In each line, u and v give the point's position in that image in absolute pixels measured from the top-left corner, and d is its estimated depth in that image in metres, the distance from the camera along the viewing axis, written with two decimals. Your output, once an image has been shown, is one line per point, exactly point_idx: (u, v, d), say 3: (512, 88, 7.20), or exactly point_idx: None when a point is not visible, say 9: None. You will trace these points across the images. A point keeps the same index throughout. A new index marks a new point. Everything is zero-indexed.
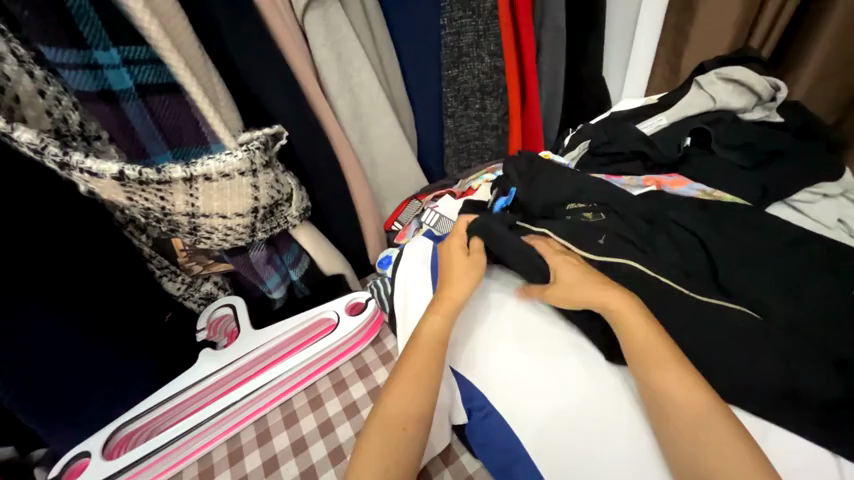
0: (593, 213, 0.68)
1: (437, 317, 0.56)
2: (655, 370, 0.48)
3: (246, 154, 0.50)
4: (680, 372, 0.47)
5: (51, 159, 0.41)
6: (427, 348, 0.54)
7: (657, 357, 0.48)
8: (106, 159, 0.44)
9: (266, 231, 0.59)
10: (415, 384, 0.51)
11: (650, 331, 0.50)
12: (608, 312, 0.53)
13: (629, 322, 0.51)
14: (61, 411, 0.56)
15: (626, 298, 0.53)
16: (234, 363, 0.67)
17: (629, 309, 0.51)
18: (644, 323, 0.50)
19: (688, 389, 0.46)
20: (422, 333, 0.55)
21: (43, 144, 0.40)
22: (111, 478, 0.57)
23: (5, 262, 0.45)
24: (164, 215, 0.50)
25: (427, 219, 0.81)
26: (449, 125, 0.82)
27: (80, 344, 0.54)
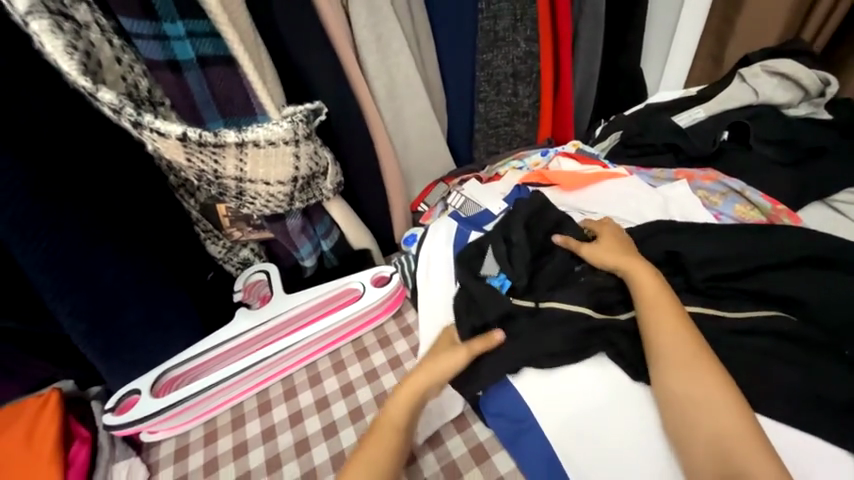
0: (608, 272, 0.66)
1: (400, 404, 0.59)
2: (678, 354, 0.54)
3: (291, 126, 0.54)
4: (681, 332, 0.55)
5: (127, 118, 0.46)
6: (384, 430, 0.57)
7: (680, 341, 0.55)
8: (172, 121, 0.49)
9: (303, 201, 0.63)
10: (381, 447, 0.55)
11: (669, 306, 0.57)
12: (633, 285, 0.61)
13: (648, 297, 0.59)
14: (120, 348, 0.63)
15: (654, 280, 0.60)
16: (266, 323, 0.72)
17: (653, 287, 0.59)
18: (664, 298, 0.58)
19: (705, 374, 0.52)
20: (388, 413, 0.58)
21: (121, 104, 0.45)
22: (159, 412, 0.64)
23: (82, 209, 0.51)
24: (216, 179, 0.55)
25: (453, 201, 0.83)
26: (481, 110, 0.84)
27: (134, 291, 0.60)
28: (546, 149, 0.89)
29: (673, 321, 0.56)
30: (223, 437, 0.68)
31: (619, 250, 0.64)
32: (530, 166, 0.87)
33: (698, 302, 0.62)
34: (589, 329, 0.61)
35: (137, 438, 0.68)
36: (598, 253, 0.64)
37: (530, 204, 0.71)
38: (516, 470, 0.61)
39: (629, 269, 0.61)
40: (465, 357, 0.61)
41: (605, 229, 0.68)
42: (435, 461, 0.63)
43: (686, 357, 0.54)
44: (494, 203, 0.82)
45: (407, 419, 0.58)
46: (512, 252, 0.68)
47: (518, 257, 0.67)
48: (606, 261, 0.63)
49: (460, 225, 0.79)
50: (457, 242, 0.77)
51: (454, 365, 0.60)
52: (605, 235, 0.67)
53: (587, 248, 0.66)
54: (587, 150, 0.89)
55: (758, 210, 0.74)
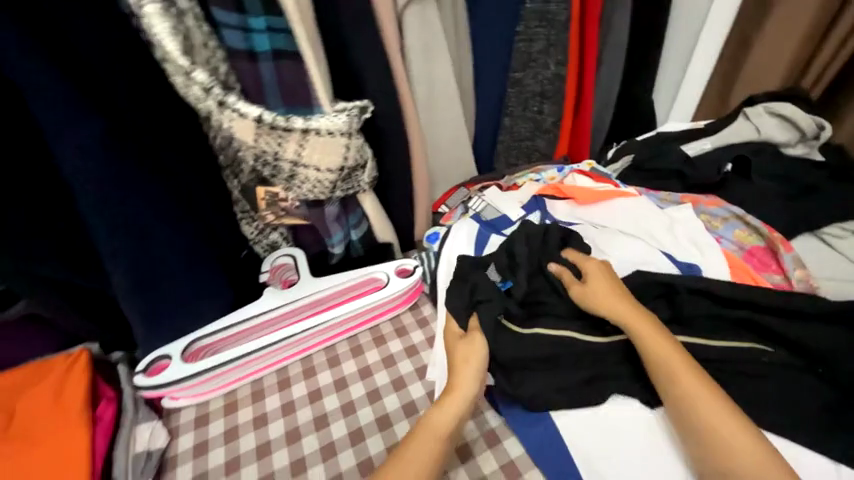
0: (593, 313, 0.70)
1: (451, 413, 0.58)
2: (701, 406, 0.55)
3: (348, 119, 0.59)
4: (698, 383, 0.56)
5: (214, 97, 0.52)
6: (430, 437, 0.55)
7: (698, 392, 0.55)
8: (251, 104, 0.56)
9: (343, 190, 0.68)
10: (423, 453, 0.54)
11: (679, 356, 0.58)
12: (636, 336, 0.62)
13: (657, 349, 0.59)
14: (157, 313, 0.66)
15: (655, 330, 0.61)
16: (293, 303, 0.75)
17: (657, 338, 0.60)
18: (671, 348, 0.59)
19: (733, 422, 0.53)
20: (431, 422, 0.57)
21: (211, 86, 0.52)
22: (187, 378, 0.67)
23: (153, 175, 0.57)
24: (274, 160, 0.60)
25: (474, 205, 0.90)
26: (506, 123, 0.91)
27: (179, 260, 0.64)
28: (562, 166, 0.96)
29: (686, 372, 0.57)
30: (244, 408, 0.71)
31: (608, 295, 0.66)
32: (546, 179, 0.95)
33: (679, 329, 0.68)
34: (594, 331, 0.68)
35: (159, 403, 0.71)
36: (595, 298, 0.66)
37: (536, 231, 0.76)
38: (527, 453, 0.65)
39: (626, 322, 0.63)
40: (482, 340, 0.64)
41: (597, 272, 0.70)
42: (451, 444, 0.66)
43: (710, 409, 0.54)
44: (513, 210, 0.89)
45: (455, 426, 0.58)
46: (514, 263, 0.74)
47: (520, 268, 0.73)
48: (602, 310, 0.65)
49: (481, 227, 0.84)
50: (478, 243, 0.82)
51: (479, 353, 0.63)
52: (593, 272, 0.69)
53: (578, 292, 0.68)
54: (600, 170, 0.97)
55: (751, 239, 0.81)
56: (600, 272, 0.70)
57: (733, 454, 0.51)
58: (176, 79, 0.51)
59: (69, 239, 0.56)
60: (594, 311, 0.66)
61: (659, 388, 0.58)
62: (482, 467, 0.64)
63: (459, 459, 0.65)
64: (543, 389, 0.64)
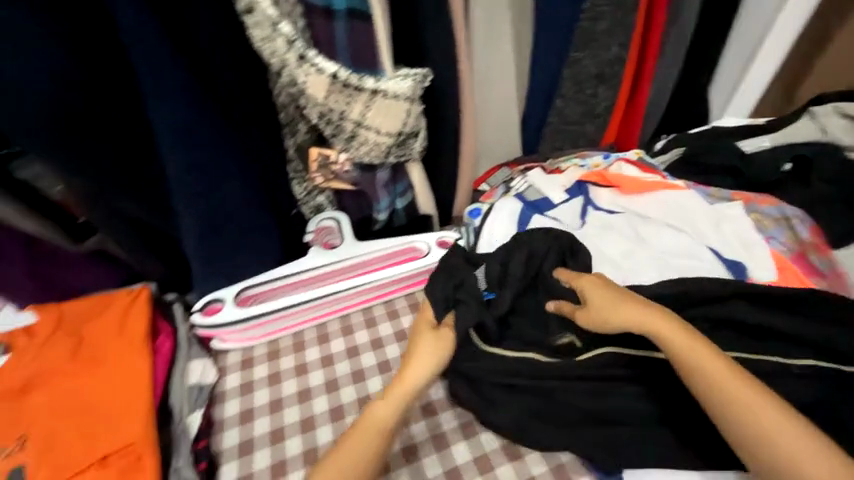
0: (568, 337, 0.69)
1: (388, 407, 0.57)
2: (752, 413, 0.53)
3: (414, 83, 0.61)
4: (744, 388, 0.55)
5: (296, 50, 0.55)
6: (369, 431, 0.56)
7: (744, 398, 0.54)
8: (328, 61, 0.58)
9: (396, 157, 0.69)
10: (358, 444, 0.55)
11: (719, 362, 0.56)
12: (669, 345, 0.58)
13: (700, 358, 0.56)
14: (214, 260, 0.69)
15: (686, 336, 0.58)
16: (337, 263, 0.78)
17: (695, 346, 0.57)
18: (711, 354, 0.57)
19: (786, 424, 0.52)
20: (372, 415, 0.57)
21: (295, 38, 0.55)
22: (240, 321, 0.72)
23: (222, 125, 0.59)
24: (338, 119, 0.62)
25: (516, 186, 0.90)
26: (558, 104, 0.88)
27: (237, 211, 0.67)
28: (608, 153, 0.94)
29: (731, 377, 0.55)
30: (286, 356, 0.75)
31: (619, 305, 0.61)
32: (591, 166, 0.92)
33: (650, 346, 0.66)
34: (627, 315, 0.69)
35: (208, 343, 0.75)
36: (604, 313, 0.61)
37: (539, 247, 0.73)
38: (501, 448, 0.67)
39: (647, 327, 0.59)
40: (446, 339, 0.61)
41: (600, 283, 0.64)
42: (426, 429, 0.69)
43: (763, 414, 0.53)
44: (556, 193, 0.88)
45: (395, 420, 0.57)
46: (506, 276, 0.71)
47: (510, 284, 0.70)
48: (617, 322, 0.60)
49: (524, 207, 0.85)
50: (520, 221, 0.83)
51: (437, 350, 0.60)
52: (590, 289, 0.63)
53: (582, 309, 0.64)
54: (647, 161, 0.95)
55: (796, 237, 0.80)
56: (603, 281, 0.65)
57: (796, 461, 0.51)
58: (256, 31, 0.54)
59: (142, 180, 0.59)
60: (603, 328, 0.62)
61: (706, 399, 0.56)
62: (456, 457, 0.67)
63: (433, 448, 0.68)
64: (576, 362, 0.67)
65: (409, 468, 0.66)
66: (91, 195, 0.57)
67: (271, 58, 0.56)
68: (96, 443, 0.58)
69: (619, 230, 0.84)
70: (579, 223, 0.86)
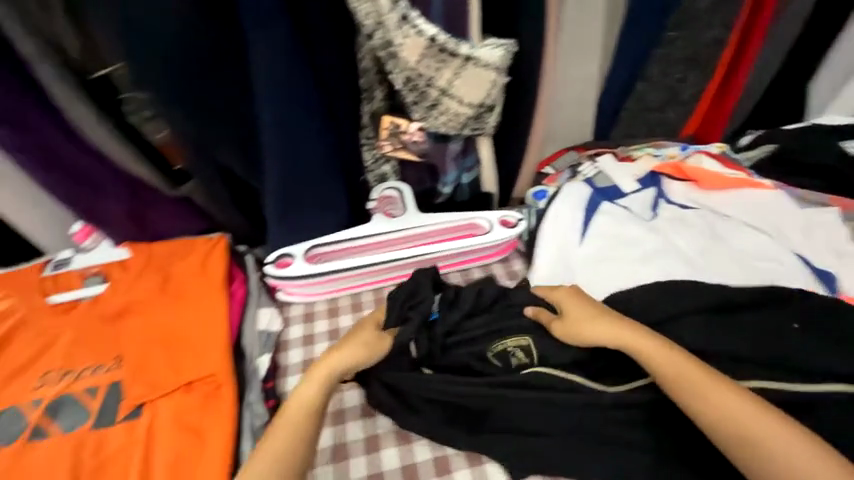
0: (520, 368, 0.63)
1: (313, 385, 0.56)
2: (746, 430, 0.49)
3: (504, 54, 0.60)
4: (734, 403, 0.50)
5: (399, 10, 0.55)
6: (298, 417, 0.54)
7: (733, 413, 0.50)
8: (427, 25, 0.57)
9: (470, 131, 0.68)
10: (288, 424, 0.53)
11: (702, 375, 0.53)
12: (648, 359, 0.55)
13: (681, 371, 0.53)
14: (283, 220, 0.71)
15: (665, 347, 0.55)
16: (400, 232, 0.80)
17: (671, 357, 0.54)
18: (690, 366, 0.53)
19: (791, 445, 0.47)
20: (300, 397, 0.55)
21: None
22: (305, 276, 0.74)
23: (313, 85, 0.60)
24: (424, 86, 0.61)
25: (585, 171, 0.87)
26: (639, 88, 0.83)
27: (312, 175, 0.67)
28: (686, 145, 0.89)
29: (715, 390, 0.51)
30: (344, 315, 0.78)
31: (587, 317, 0.60)
32: (666, 156, 0.88)
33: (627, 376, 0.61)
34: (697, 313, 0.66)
35: (274, 293, 0.80)
36: (577, 329, 0.59)
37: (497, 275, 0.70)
38: (431, 459, 0.62)
39: (622, 342, 0.57)
40: (385, 342, 0.61)
41: (570, 297, 0.62)
42: (362, 430, 0.65)
43: (758, 431, 0.49)
44: (627, 182, 0.85)
45: (321, 399, 0.55)
46: (459, 297, 0.67)
47: (460, 305, 0.66)
48: (590, 336, 0.58)
49: (594, 193, 0.82)
50: (588, 208, 0.80)
51: (370, 348, 0.59)
52: (566, 300, 0.62)
53: (555, 323, 0.62)
54: (731, 156, 0.89)
55: None
56: (573, 295, 0.63)
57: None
58: None
59: (232, 132, 0.60)
60: (578, 343, 0.60)
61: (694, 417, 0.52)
62: (383, 463, 0.62)
63: (363, 449, 0.63)
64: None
65: (334, 465, 0.61)
66: (184, 143, 0.60)
67: (366, 19, 0.55)
68: (181, 369, 0.64)
69: (694, 226, 0.79)
70: (649, 215, 0.81)
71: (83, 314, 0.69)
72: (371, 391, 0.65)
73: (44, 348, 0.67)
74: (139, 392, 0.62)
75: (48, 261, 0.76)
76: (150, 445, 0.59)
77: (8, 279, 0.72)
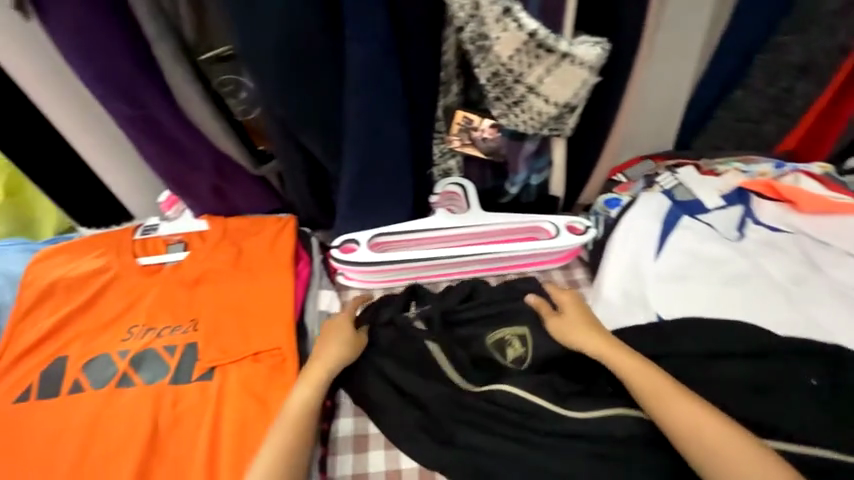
0: (515, 356, 0.67)
1: (306, 388, 0.60)
2: (712, 445, 0.52)
3: (601, 52, 0.57)
4: (704, 418, 0.54)
5: (503, 3, 0.53)
6: (294, 423, 0.57)
7: (703, 428, 0.53)
8: (527, 19, 0.55)
9: (548, 131, 0.66)
10: (288, 427, 0.57)
11: (673, 390, 0.56)
12: (629, 376, 0.59)
13: (653, 386, 0.57)
14: (354, 207, 0.73)
15: (641, 363, 0.59)
16: (461, 229, 0.79)
17: (646, 370, 0.58)
18: (661, 379, 0.57)
19: (752, 460, 0.51)
20: (291, 408, 0.58)
21: None
22: (367, 263, 0.76)
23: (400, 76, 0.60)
24: (512, 82, 0.60)
25: (662, 181, 0.80)
26: (735, 97, 0.77)
27: (386, 165, 0.68)
28: (781, 163, 0.80)
29: (685, 403, 0.55)
30: None
31: (581, 323, 0.65)
32: (756, 173, 0.79)
33: (605, 404, 0.61)
34: (777, 345, 0.62)
35: (335, 276, 0.81)
36: (560, 331, 0.65)
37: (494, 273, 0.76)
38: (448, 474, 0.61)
39: (601, 352, 0.61)
40: (361, 346, 0.66)
41: (570, 303, 0.68)
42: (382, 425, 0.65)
43: (723, 444, 0.52)
44: (711, 198, 0.78)
45: (314, 402, 0.59)
46: (450, 289, 0.75)
47: (452, 295, 0.74)
48: (572, 341, 0.64)
49: (674, 206, 0.77)
50: (667, 221, 0.75)
51: (351, 352, 0.64)
52: (570, 305, 0.67)
53: (554, 321, 0.66)
54: (836, 178, 0.79)
55: None
56: (569, 300, 0.68)
57: None
58: None
59: (321, 119, 0.62)
60: (560, 343, 0.65)
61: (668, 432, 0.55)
62: (370, 463, 0.63)
63: (351, 447, 0.64)
64: (714, 380, 0.61)
65: (353, 455, 0.64)
66: (275, 126, 0.64)
67: (462, 11, 0.55)
68: (250, 337, 0.68)
69: (785, 250, 0.73)
70: (735, 235, 0.75)
71: (165, 279, 0.75)
72: (390, 392, 0.65)
73: (132, 304, 0.73)
74: (212, 356, 0.66)
75: (138, 226, 0.82)
76: (220, 406, 0.63)
77: (105, 237, 0.79)
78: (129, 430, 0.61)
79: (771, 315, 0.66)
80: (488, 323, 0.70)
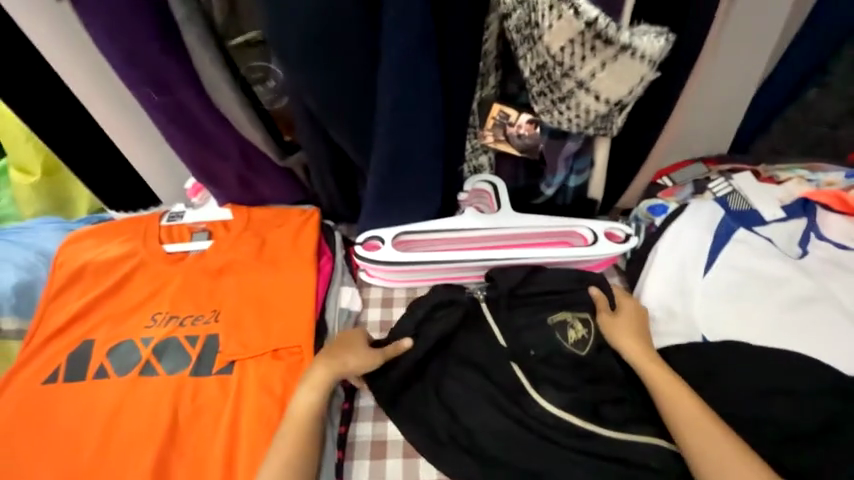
0: (577, 341, 0.65)
1: (308, 389, 0.59)
2: (730, 476, 0.50)
3: (665, 45, 0.51)
4: (726, 447, 0.52)
5: None
6: (299, 423, 0.57)
7: (723, 457, 0.51)
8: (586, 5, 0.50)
9: (594, 130, 0.60)
10: (295, 429, 0.57)
11: (700, 413, 0.54)
12: (659, 392, 0.57)
13: (680, 405, 0.55)
14: (380, 203, 0.70)
15: (674, 381, 0.57)
16: (491, 229, 0.74)
17: (676, 388, 0.57)
18: (690, 400, 0.55)
19: None
20: (297, 408, 0.58)
21: None
22: (390, 263, 0.72)
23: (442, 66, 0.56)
24: (560, 75, 0.54)
25: (715, 187, 0.73)
26: (809, 97, 0.70)
27: (417, 161, 0.64)
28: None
29: (710, 430, 0.53)
30: None
31: (631, 327, 0.63)
32: (823, 183, 0.72)
33: (644, 429, 0.58)
34: (835, 377, 0.57)
35: (357, 273, 0.79)
36: (604, 327, 0.64)
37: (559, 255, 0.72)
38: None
39: (633, 359, 0.61)
40: (378, 361, 0.62)
41: (628, 308, 0.65)
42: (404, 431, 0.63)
43: (741, 475, 0.50)
44: (770, 208, 0.70)
45: (314, 405, 0.58)
46: (508, 271, 0.70)
47: (511, 277, 0.70)
48: (610, 341, 0.63)
49: (727, 217, 0.70)
50: (719, 234, 0.69)
51: (363, 364, 0.61)
52: (630, 311, 0.65)
53: (606, 318, 0.65)
54: None
55: None
56: (627, 308, 0.65)
57: None
58: None
59: (350, 111, 0.58)
60: (600, 339, 0.65)
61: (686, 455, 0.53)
62: (386, 472, 0.61)
63: (368, 454, 0.62)
64: (758, 410, 0.57)
65: (370, 462, 0.62)
66: (303, 117, 0.61)
67: None
68: (271, 332, 0.67)
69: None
70: (796, 251, 0.68)
71: (188, 267, 0.74)
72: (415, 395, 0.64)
73: (157, 291, 0.73)
74: (232, 350, 0.66)
75: (164, 212, 0.81)
76: (239, 401, 0.62)
77: (135, 222, 0.79)
78: (150, 419, 0.61)
79: (835, 345, 0.60)
80: (551, 308, 0.68)
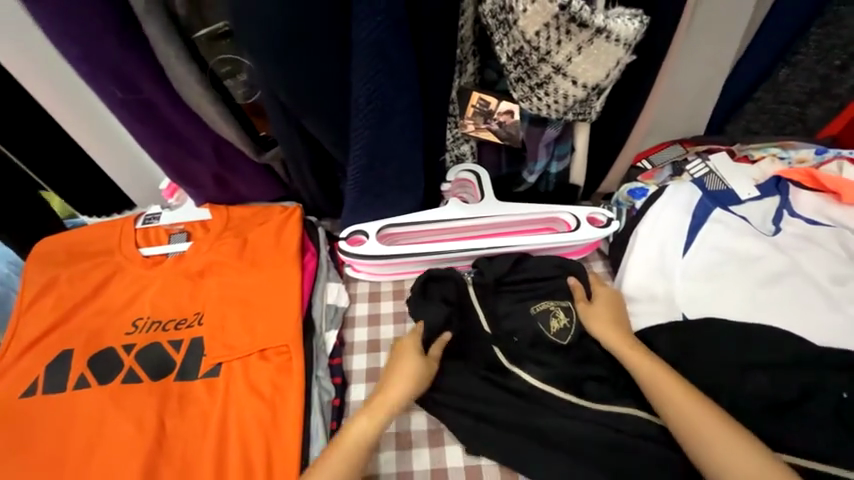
0: (560, 328, 0.66)
1: (366, 421, 0.56)
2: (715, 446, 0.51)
3: (639, 28, 0.51)
4: (710, 419, 0.52)
5: None
6: (351, 449, 0.54)
7: (707, 428, 0.52)
8: None
9: (572, 115, 0.60)
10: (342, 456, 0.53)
11: (680, 389, 0.55)
12: (639, 376, 0.58)
13: (659, 385, 0.56)
14: (361, 196, 0.69)
15: (655, 362, 0.58)
16: (474, 219, 0.74)
17: (657, 368, 0.57)
18: (669, 378, 0.56)
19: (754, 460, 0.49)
20: (350, 434, 0.55)
21: None
22: (377, 257, 0.72)
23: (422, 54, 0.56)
24: (536, 61, 0.54)
25: (692, 169, 0.74)
26: (780, 75, 0.72)
27: (395, 152, 0.63)
28: (824, 148, 0.74)
29: (690, 404, 0.54)
30: None
31: (608, 314, 0.64)
32: (794, 160, 0.74)
33: (628, 408, 0.59)
34: (807, 347, 0.59)
35: (343, 268, 0.78)
36: (584, 316, 0.65)
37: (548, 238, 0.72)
38: (462, 468, 0.61)
39: (613, 346, 0.61)
40: (432, 367, 0.61)
41: (605, 296, 0.66)
42: (395, 424, 0.64)
43: (727, 442, 0.51)
44: (745, 187, 0.72)
45: (373, 438, 0.55)
46: (494, 261, 0.71)
47: (495, 267, 0.70)
48: (589, 329, 0.64)
49: (704, 198, 0.72)
50: (697, 215, 0.71)
51: (423, 378, 0.59)
52: (607, 298, 0.66)
53: (583, 308, 0.65)
54: None
55: None
56: (605, 295, 0.66)
57: None
58: None
59: (324, 104, 0.57)
60: (579, 328, 0.66)
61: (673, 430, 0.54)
62: (381, 464, 0.62)
63: None
64: (734, 383, 0.59)
65: None
66: (276, 110, 0.59)
67: None
68: (258, 332, 0.66)
69: (824, 247, 0.67)
70: (771, 228, 0.70)
71: (167, 271, 0.72)
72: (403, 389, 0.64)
73: (136, 297, 0.71)
74: (219, 352, 0.65)
75: (138, 214, 0.78)
76: (227, 403, 0.62)
77: (107, 227, 0.76)
78: (134, 427, 0.60)
79: (805, 315, 0.63)
80: (535, 297, 0.69)
